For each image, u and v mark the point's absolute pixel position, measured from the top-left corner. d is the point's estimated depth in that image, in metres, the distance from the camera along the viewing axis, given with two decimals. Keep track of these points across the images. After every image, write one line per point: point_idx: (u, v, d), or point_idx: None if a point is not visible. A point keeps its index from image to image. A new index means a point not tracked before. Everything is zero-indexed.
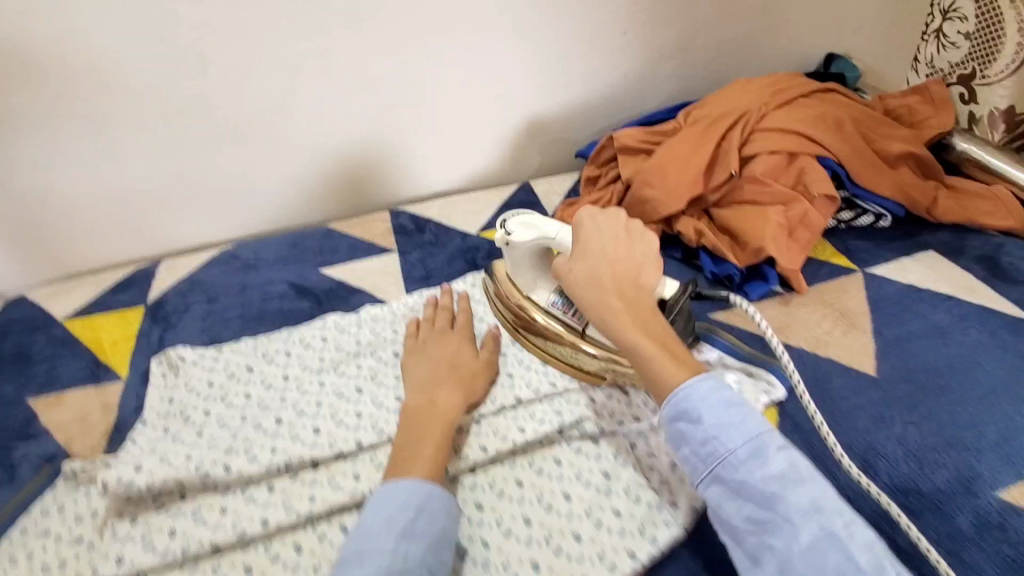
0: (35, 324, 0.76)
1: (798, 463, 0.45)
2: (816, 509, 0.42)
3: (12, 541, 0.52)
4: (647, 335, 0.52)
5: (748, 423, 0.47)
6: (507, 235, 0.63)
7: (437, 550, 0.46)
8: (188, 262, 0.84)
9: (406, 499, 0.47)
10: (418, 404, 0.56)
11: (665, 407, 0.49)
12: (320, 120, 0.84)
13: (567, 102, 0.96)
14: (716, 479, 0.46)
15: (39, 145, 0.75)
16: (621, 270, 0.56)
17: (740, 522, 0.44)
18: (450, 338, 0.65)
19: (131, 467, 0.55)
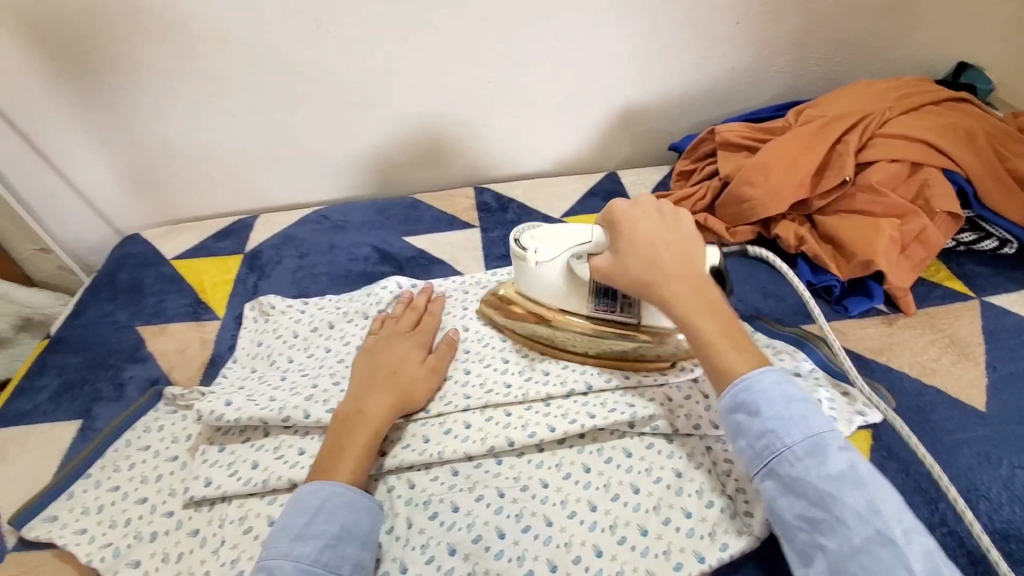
0: (147, 260, 0.82)
1: (859, 463, 0.42)
2: (877, 514, 0.39)
3: (118, 450, 0.57)
4: (715, 325, 0.49)
5: (810, 419, 0.44)
6: (535, 258, 0.59)
7: (337, 548, 0.46)
8: (283, 218, 0.89)
9: (299, 500, 0.47)
10: (346, 410, 0.53)
11: (724, 395, 0.47)
12: (417, 92, 0.85)
13: (665, 92, 0.92)
14: (771, 473, 0.44)
15: (166, 96, 0.81)
16: (677, 255, 0.52)
17: (792, 519, 0.42)
18: (402, 340, 0.61)
19: (222, 401, 0.57)
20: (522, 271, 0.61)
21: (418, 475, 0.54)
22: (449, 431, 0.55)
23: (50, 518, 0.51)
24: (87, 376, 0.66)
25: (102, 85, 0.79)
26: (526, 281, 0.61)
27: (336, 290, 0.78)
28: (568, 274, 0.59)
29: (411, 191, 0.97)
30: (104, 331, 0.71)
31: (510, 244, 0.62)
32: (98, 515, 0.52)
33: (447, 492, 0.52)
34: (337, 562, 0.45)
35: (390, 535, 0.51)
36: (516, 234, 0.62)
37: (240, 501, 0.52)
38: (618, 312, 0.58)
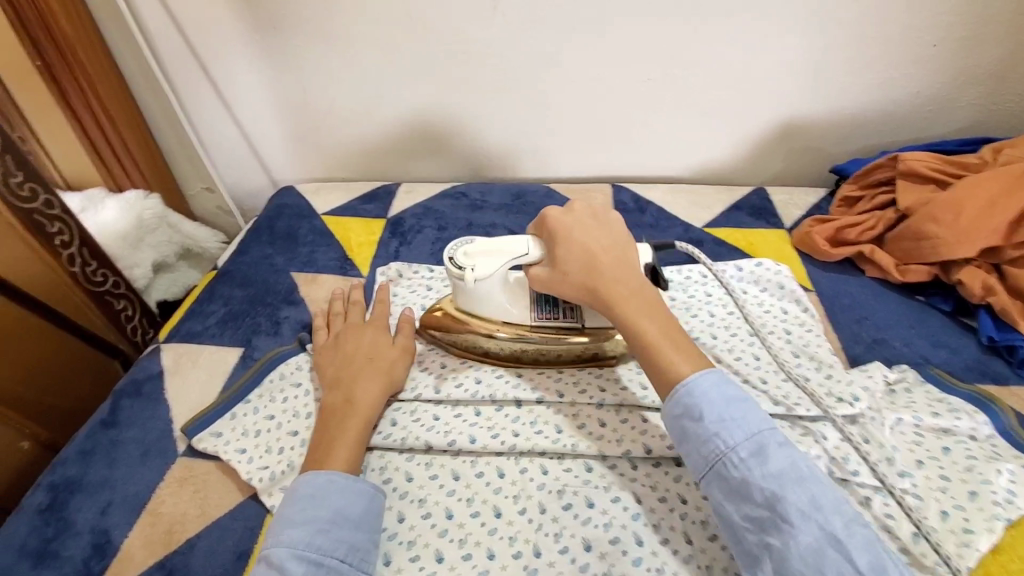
0: (301, 212, 0.88)
1: (798, 460, 0.43)
2: (818, 509, 0.40)
3: (275, 382, 0.61)
4: (658, 324, 0.50)
5: (748, 418, 0.45)
6: (471, 271, 0.58)
7: (329, 532, 0.45)
8: (424, 191, 0.92)
9: (294, 490, 0.47)
10: (336, 402, 0.54)
11: (669, 402, 0.47)
12: (575, 82, 0.85)
13: (835, 110, 0.86)
14: (716, 476, 0.44)
15: (341, 60, 0.86)
16: (617, 260, 0.53)
17: (740, 521, 0.42)
18: (361, 330, 0.62)
19: None
20: (460, 289, 0.60)
21: (551, 462, 0.53)
22: (583, 425, 0.54)
23: (217, 434, 0.56)
24: (248, 309, 0.72)
25: (287, 45, 0.85)
26: (465, 296, 0.60)
27: None
28: (511, 284, 0.59)
29: (545, 180, 0.98)
30: (263, 271, 0.77)
31: (446, 263, 0.59)
32: (255, 438, 0.56)
33: (582, 486, 0.50)
34: (331, 545, 0.44)
35: (522, 516, 0.49)
36: (448, 254, 0.60)
37: (381, 453, 0.55)
38: (563, 317, 0.59)
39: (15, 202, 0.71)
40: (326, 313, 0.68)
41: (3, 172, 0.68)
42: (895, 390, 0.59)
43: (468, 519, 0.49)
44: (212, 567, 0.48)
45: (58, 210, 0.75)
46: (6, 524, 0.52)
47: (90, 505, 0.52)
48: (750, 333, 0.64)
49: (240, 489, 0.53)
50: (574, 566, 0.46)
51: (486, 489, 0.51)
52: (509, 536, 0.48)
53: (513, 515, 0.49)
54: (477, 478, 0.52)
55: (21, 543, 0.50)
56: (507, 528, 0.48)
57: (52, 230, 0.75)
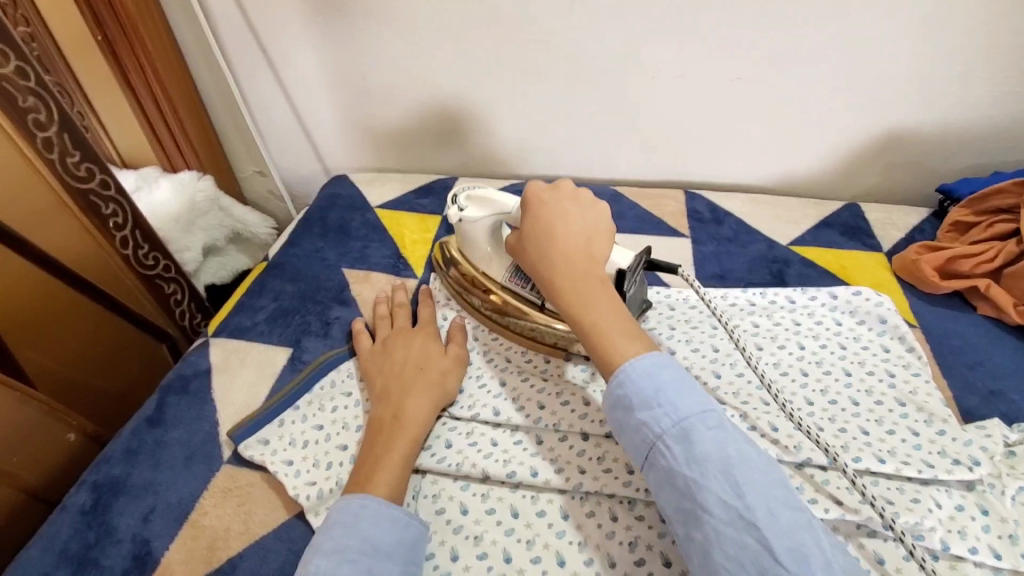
0: (354, 203, 0.84)
1: (727, 444, 0.40)
2: (739, 496, 0.38)
3: (325, 389, 0.58)
4: (598, 313, 0.47)
5: (679, 403, 0.42)
6: (459, 212, 0.61)
7: (358, 563, 0.40)
8: (482, 187, 0.87)
9: (330, 516, 0.44)
10: (382, 415, 0.51)
11: (606, 389, 0.45)
12: (657, 78, 0.78)
13: (950, 120, 0.76)
14: (649, 465, 0.42)
15: (403, 45, 0.81)
16: (579, 243, 0.51)
17: (671, 512, 0.40)
18: (411, 336, 0.59)
19: None
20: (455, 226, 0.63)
21: (622, 506, 0.48)
22: None
23: (264, 441, 0.53)
24: (299, 306, 0.68)
25: (349, 26, 0.81)
26: (460, 236, 0.63)
27: None
28: (493, 238, 0.60)
29: (611, 182, 0.91)
30: (315, 266, 0.74)
31: (449, 197, 0.62)
32: (303, 450, 0.53)
33: (656, 540, 0.46)
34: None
35: (589, 568, 0.45)
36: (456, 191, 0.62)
37: (434, 478, 0.51)
38: (526, 290, 0.59)
39: (72, 182, 0.69)
40: (373, 314, 0.65)
41: (59, 149, 0.67)
42: (1018, 453, 0.52)
43: (528, 565, 0.45)
44: None
45: (113, 191, 0.73)
46: (49, 522, 0.50)
47: (132, 510, 0.50)
48: (846, 372, 0.57)
49: (286, 505, 0.50)
50: None
51: (548, 532, 0.47)
52: None
53: (579, 566, 0.45)
54: (538, 518, 0.48)
55: (63, 546, 0.48)
56: None
57: (106, 212, 0.73)
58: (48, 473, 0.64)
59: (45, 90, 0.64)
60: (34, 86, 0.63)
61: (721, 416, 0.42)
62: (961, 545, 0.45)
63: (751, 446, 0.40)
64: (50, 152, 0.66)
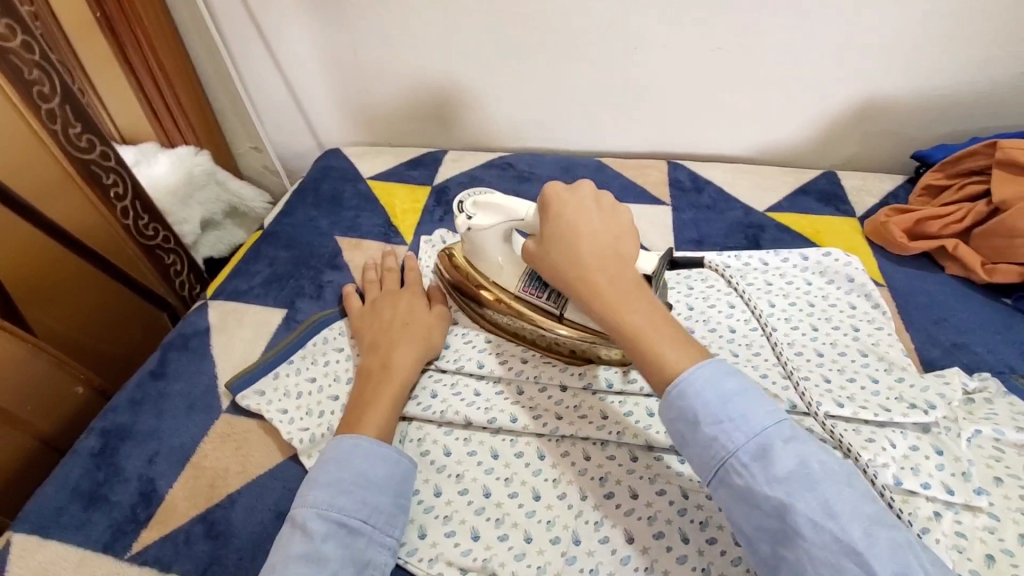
0: (347, 175, 0.87)
1: (808, 457, 0.39)
2: (832, 517, 0.36)
3: (318, 345, 0.61)
4: (638, 314, 0.45)
5: (750, 416, 0.40)
6: (467, 220, 0.57)
7: (354, 493, 0.44)
8: (471, 159, 0.89)
9: (325, 452, 0.47)
10: (371, 365, 0.54)
11: (663, 403, 0.43)
12: (641, 51, 0.80)
13: (926, 89, 0.78)
14: (719, 481, 0.40)
15: (393, 20, 0.83)
16: (605, 243, 0.49)
17: (752, 529, 0.39)
18: (398, 295, 0.62)
19: None
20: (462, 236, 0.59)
21: (595, 448, 0.51)
22: (629, 414, 0.52)
23: (259, 392, 0.57)
24: (293, 271, 0.71)
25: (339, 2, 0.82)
26: (465, 245, 0.59)
27: None
28: (506, 245, 0.57)
29: (596, 154, 0.94)
30: (309, 233, 0.77)
31: (454, 205, 0.59)
32: (297, 400, 0.56)
33: (625, 476, 0.49)
34: (354, 506, 0.44)
35: (562, 501, 0.48)
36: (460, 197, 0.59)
37: (419, 424, 0.54)
38: (543, 299, 0.56)
39: (74, 153, 0.72)
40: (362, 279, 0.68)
41: (61, 120, 0.69)
42: (974, 400, 0.55)
43: (506, 500, 0.48)
44: (252, 525, 0.48)
45: (113, 161, 0.76)
46: (60, 465, 0.53)
47: (138, 453, 0.54)
48: (813, 327, 0.60)
49: (281, 448, 0.53)
50: (615, 557, 0.44)
51: (525, 470, 0.50)
52: (547, 520, 0.47)
53: (553, 499, 0.48)
54: (516, 458, 0.51)
55: (75, 484, 0.52)
56: (547, 511, 0.47)
57: (107, 182, 0.76)
58: (59, 426, 0.68)
59: (48, 63, 0.67)
60: (38, 60, 0.65)
61: (794, 426, 0.41)
62: (911, 478, 0.48)
63: (831, 457, 0.39)
64: (52, 123, 0.68)
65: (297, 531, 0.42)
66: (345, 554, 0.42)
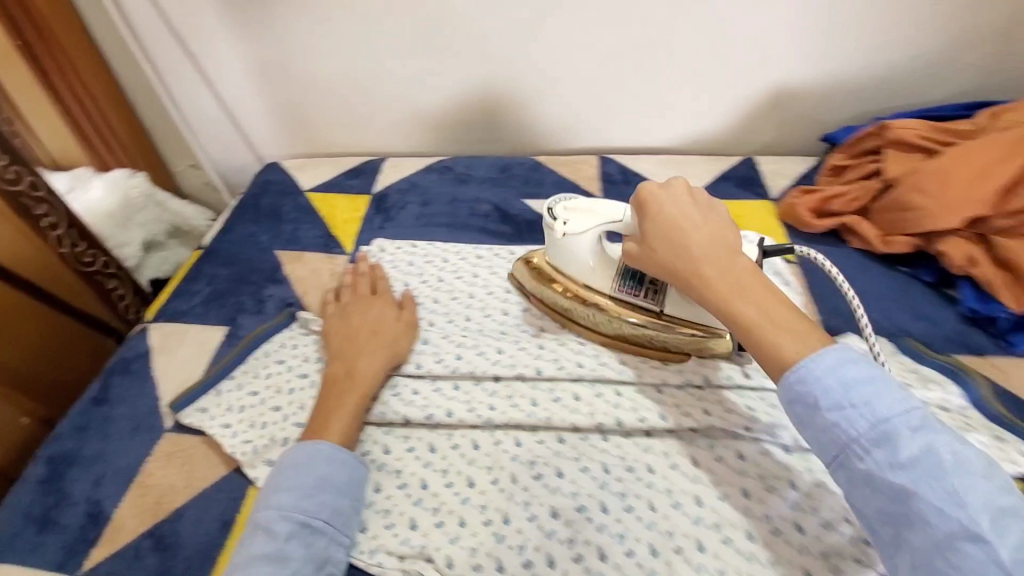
0: (286, 189, 0.88)
1: (938, 445, 0.37)
2: (960, 506, 0.35)
3: (259, 359, 0.63)
4: (756, 308, 0.44)
5: (875, 403, 0.39)
6: (562, 226, 0.57)
7: (316, 496, 0.47)
8: (409, 165, 0.91)
9: (284, 460, 0.49)
10: (337, 372, 0.56)
11: (781, 389, 0.43)
12: (563, 53, 0.83)
13: (829, 75, 0.83)
14: (839, 464, 0.40)
15: (322, 34, 0.85)
16: (711, 238, 0.47)
17: (871, 513, 0.39)
18: (369, 302, 0.64)
19: None
20: (551, 242, 0.60)
21: (525, 434, 0.54)
22: (558, 399, 0.56)
23: (202, 409, 0.58)
24: (233, 288, 0.73)
25: (267, 18, 0.84)
26: (552, 252, 0.61)
27: (452, 239, 0.79)
28: (598, 248, 0.58)
29: (533, 153, 0.97)
30: (249, 249, 0.78)
31: (543, 213, 0.59)
32: (239, 413, 0.58)
33: (552, 457, 0.52)
34: (317, 508, 0.47)
35: (494, 486, 0.51)
36: (548, 202, 0.60)
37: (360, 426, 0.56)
38: (641, 298, 0.56)
39: (3, 186, 0.71)
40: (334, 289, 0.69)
41: None
42: None
43: (441, 489, 0.51)
44: (198, 536, 0.50)
45: (44, 192, 0.76)
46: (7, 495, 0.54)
47: (85, 476, 0.55)
48: None
49: (224, 462, 0.55)
50: (541, 532, 0.47)
51: (460, 460, 0.53)
52: (480, 504, 0.50)
53: (485, 485, 0.51)
54: (452, 450, 0.54)
55: (26, 509, 0.53)
56: (479, 497, 0.50)
57: (39, 213, 0.76)
58: None
59: None
60: None
61: (924, 415, 0.39)
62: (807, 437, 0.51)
63: (966, 448, 0.37)
64: None
65: (260, 532, 0.45)
66: (307, 552, 0.45)
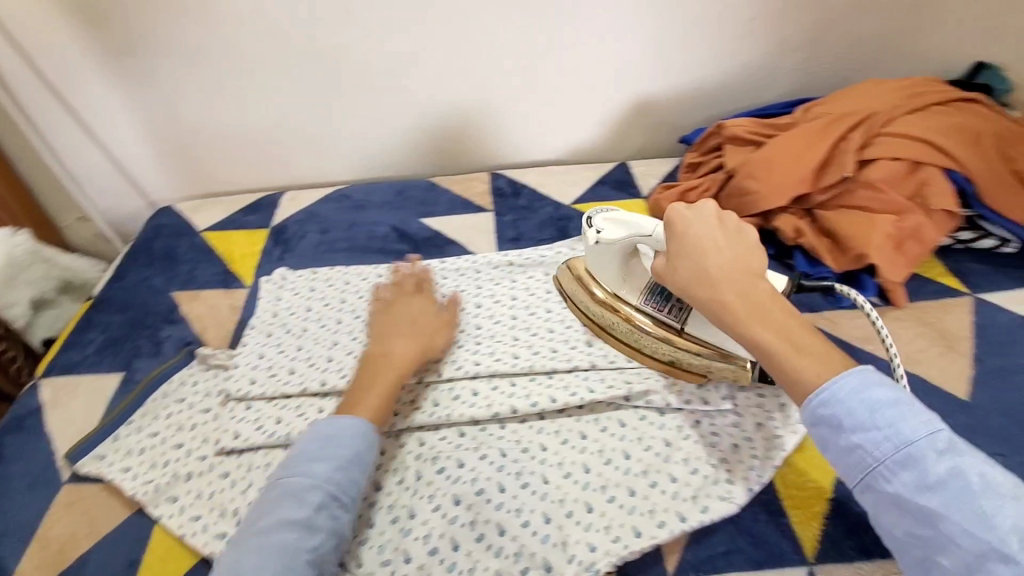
0: (181, 231, 0.88)
1: (967, 469, 0.37)
2: (990, 528, 0.35)
3: (157, 400, 0.63)
4: (772, 329, 0.46)
5: (901, 425, 0.39)
6: (596, 233, 0.59)
7: (348, 470, 0.49)
8: (307, 197, 0.93)
9: (314, 429, 0.52)
10: (374, 352, 0.59)
11: (805, 410, 0.43)
12: (441, 81, 0.90)
13: (679, 84, 0.94)
14: (866, 487, 0.40)
15: (204, 76, 0.86)
16: (733, 259, 0.49)
17: (900, 535, 0.39)
18: (407, 296, 0.66)
19: (247, 380, 0.63)
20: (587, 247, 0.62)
21: (427, 434, 0.58)
22: (458, 397, 0.60)
23: (101, 456, 0.58)
24: (128, 333, 0.72)
25: (145, 64, 0.85)
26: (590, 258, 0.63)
27: (353, 262, 0.82)
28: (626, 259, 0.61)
29: (428, 175, 1.02)
30: (143, 293, 0.77)
31: (582, 218, 0.61)
32: (141, 456, 0.58)
33: (454, 450, 0.56)
34: (346, 483, 0.49)
35: (400, 486, 0.54)
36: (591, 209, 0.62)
37: (268, 450, 0.58)
38: (665, 312, 0.59)
39: None
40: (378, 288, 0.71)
41: None
42: None
43: None
44: None
45: None
46: None
47: None
48: None
49: (127, 504, 0.56)
50: (445, 520, 0.51)
51: None
52: (387, 505, 0.53)
53: (392, 486, 0.54)
54: None
55: None
56: (386, 497, 0.53)
57: None
58: None
59: None
60: None
61: (951, 437, 0.39)
62: (675, 399, 0.58)
63: (996, 471, 0.37)
64: None
65: (291, 498, 0.46)
66: (333, 524, 0.47)
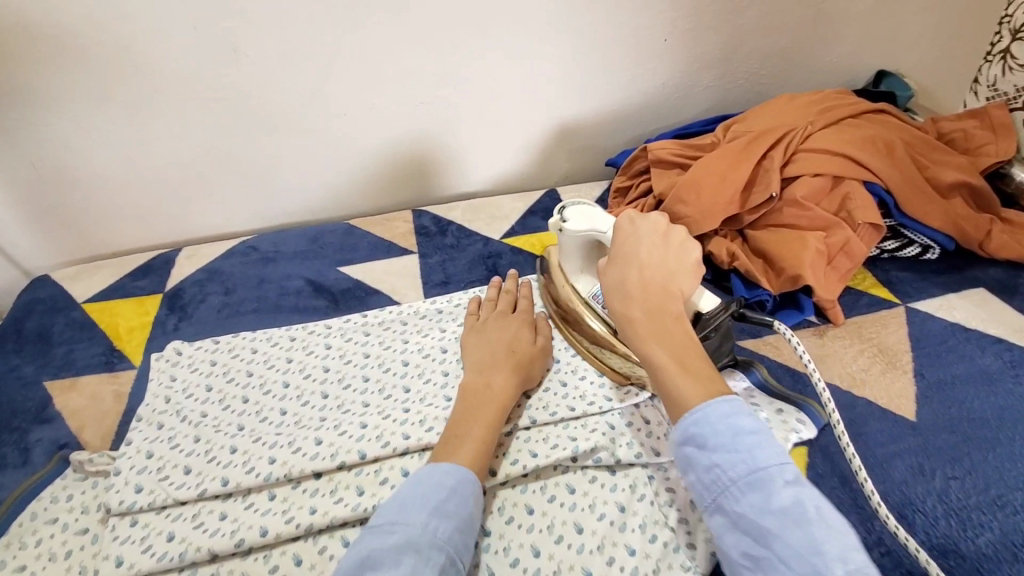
0: (57, 305, 0.76)
1: (806, 498, 0.38)
2: (817, 553, 0.36)
3: (23, 526, 0.52)
4: (669, 348, 0.47)
5: (757, 452, 0.41)
6: (562, 221, 0.59)
7: (463, 534, 0.43)
8: (208, 253, 0.83)
9: (428, 475, 0.46)
10: (474, 384, 0.54)
11: (677, 424, 0.44)
12: (351, 116, 0.82)
13: (601, 107, 0.91)
14: (716, 506, 0.41)
15: (72, 128, 0.75)
16: (658, 275, 0.50)
17: (737, 556, 0.39)
18: (509, 321, 0.62)
19: (133, 488, 0.53)
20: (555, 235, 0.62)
21: (352, 531, 0.51)
22: (386, 480, 0.53)
23: None
24: None
25: None
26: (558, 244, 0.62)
27: (263, 325, 0.73)
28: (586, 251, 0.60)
29: (346, 217, 0.94)
30: (7, 388, 0.65)
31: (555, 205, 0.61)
32: None
33: None
34: (463, 543, 0.43)
35: None
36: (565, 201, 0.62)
37: None
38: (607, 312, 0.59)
39: None
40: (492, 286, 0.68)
41: None
42: None
43: None
44: None
45: None
46: None
47: None
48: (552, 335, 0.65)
49: None
50: None
51: None
52: None
53: None
54: None
55: None
56: None
57: None
58: None
59: None
60: None
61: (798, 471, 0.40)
62: (626, 454, 0.53)
63: (830, 504, 0.39)
64: None
65: (415, 554, 0.40)
66: None
